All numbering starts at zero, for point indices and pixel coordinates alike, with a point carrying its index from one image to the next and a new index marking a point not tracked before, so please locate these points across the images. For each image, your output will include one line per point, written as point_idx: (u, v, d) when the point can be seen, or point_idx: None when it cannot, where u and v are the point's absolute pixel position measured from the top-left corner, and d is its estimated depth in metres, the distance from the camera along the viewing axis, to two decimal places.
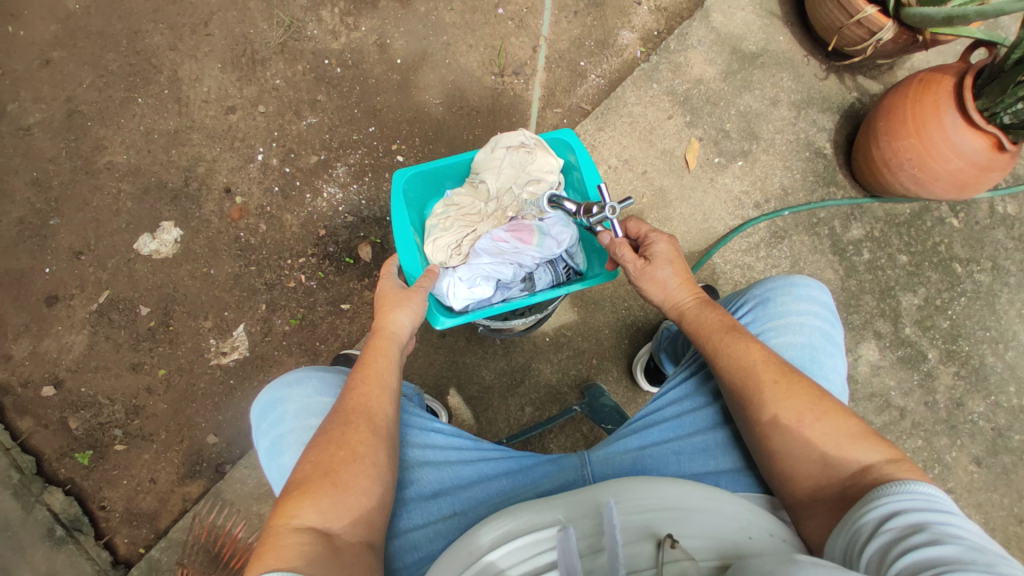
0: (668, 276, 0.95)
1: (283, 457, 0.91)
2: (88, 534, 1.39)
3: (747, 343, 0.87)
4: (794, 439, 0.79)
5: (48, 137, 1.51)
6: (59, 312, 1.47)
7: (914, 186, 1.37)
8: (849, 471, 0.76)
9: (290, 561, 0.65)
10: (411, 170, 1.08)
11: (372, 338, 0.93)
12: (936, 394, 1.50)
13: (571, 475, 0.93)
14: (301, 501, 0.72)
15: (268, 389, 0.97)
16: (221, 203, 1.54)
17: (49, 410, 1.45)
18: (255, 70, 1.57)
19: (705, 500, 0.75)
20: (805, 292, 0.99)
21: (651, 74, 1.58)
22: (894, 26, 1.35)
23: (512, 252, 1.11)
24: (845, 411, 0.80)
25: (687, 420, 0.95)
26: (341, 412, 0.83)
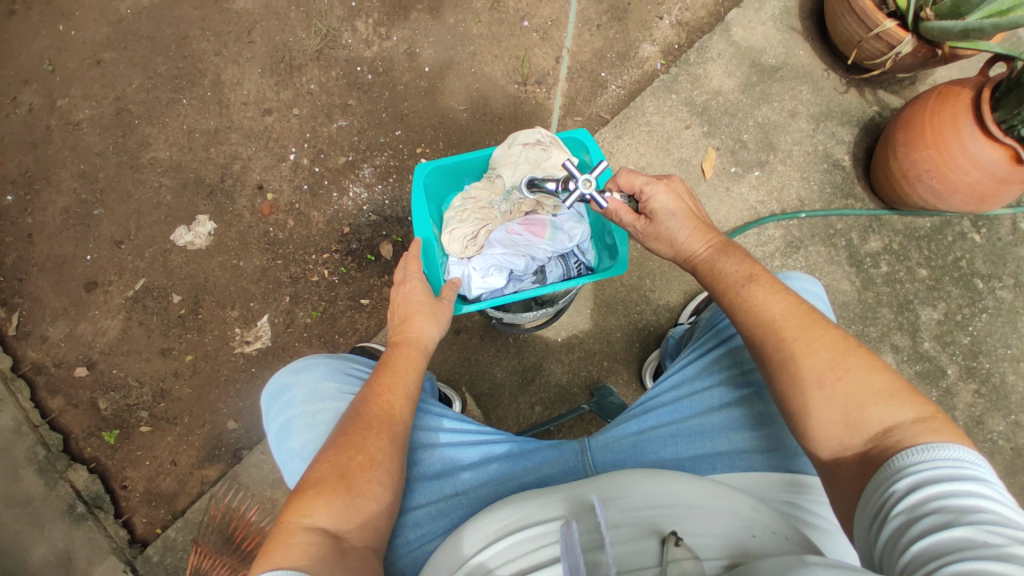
0: (675, 228, 0.99)
1: (292, 440, 0.97)
2: (108, 512, 1.46)
3: (766, 295, 0.87)
4: (814, 397, 0.78)
5: (98, 133, 1.62)
6: (97, 297, 1.56)
7: (932, 197, 1.37)
8: (872, 431, 0.73)
9: (296, 557, 0.66)
10: (432, 164, 1.13)
11: (399, 347, 0.97)
12: (955, 411, 1.47)
13: (570, 460, 0.96)
14: (315, 500, 0.74)
15: (277, 376, 1.03)
16: (253, 199, 1.62)
17: (82, 389, 1.53)
18: (292, 75, 1.67)
19: (708, 497, 0.76)
20: (798, 284, 1.02)
21: (670, 86, 1.62)
22: (913, 40, 1.36)
23: (525, 245, 1.16)
24: (873, 364, 0.78)
25: (685, 405, 0.97)
26: (365, 412, 0.86)
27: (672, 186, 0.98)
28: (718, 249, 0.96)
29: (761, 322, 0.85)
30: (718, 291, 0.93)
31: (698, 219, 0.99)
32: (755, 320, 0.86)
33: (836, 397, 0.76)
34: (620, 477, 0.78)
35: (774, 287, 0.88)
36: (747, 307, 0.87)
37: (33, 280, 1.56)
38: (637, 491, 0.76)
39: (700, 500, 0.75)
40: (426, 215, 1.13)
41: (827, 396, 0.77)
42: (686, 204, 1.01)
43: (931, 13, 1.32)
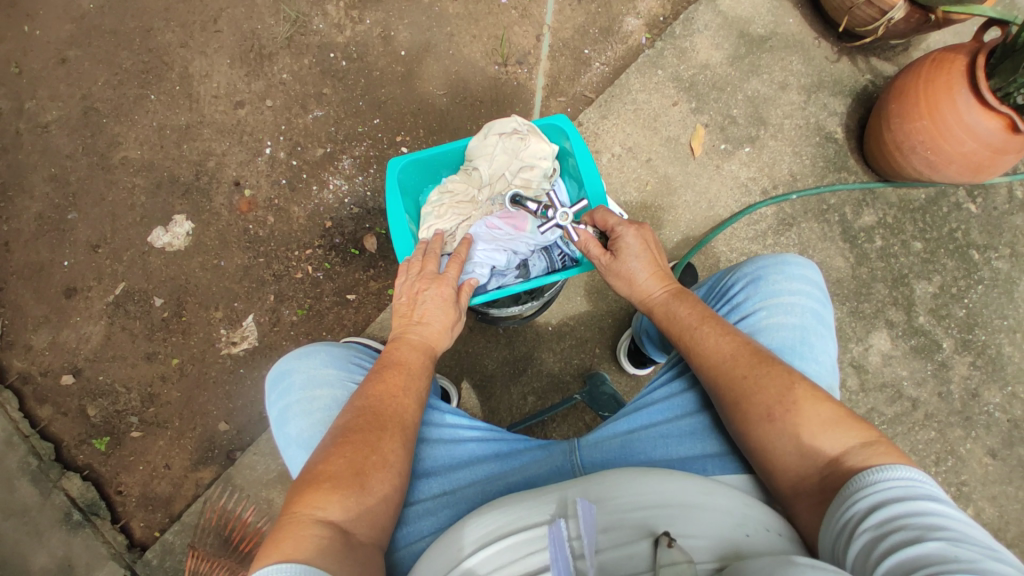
0: (636, 270, 0.98)
1: (291, 425, 0.93)
2: (105, 518, 1.45)
3: (719, 333, 0.88)
4: (768, 432, 0.79)
5: (67, 134, 1.56)
6: (78, 303, 1.53)
7: (927, 169, 1.33)
8: (826, 458, 0.75)
9: (306, 554, 0.65)
10: (404, 160, 1.08)
11: (412, 348, 0.94)
12: (951, 385, 1.46)
13: (559, 459, 0.94)
14: (329, 495, 0.73)
15: (280, 360, 1.00)
16: (231, 196, 1.57)
17: (69, 397, 1.51)
18: (262, 64, 1.60)
19: (700, 493, 0.74)
20: (797, 271, 0.97)
21: (655, 60, 1.56)
22: (906, 5, 1.31)
23: (507, 239, 1.11)
24: (818, 394, 0.79)
25: (675, 402, 0.95)
26: (376, 414, 0.83)
27: (641, 232, 1.00)
28: (674, 293, 0.96)
29: (710, 360, 0.87)
30: (672, 338, 0.93)
31: (657, 264, 1.00)
32: (706, 362, 0.87)
33: (789, 430, 0.78)
34: (614, 475, 0.75)
35: (723, 329, 0.88)
36: (697, 346, 0.88)
37: (11, 288, 1.52)
38: (629, 491, 0.73)
39: (693, 497, 0.73)
40: (402, 212, 1.09)
41: (778, 430, 0.78)
42: (650, 252, 1.01)
43: None
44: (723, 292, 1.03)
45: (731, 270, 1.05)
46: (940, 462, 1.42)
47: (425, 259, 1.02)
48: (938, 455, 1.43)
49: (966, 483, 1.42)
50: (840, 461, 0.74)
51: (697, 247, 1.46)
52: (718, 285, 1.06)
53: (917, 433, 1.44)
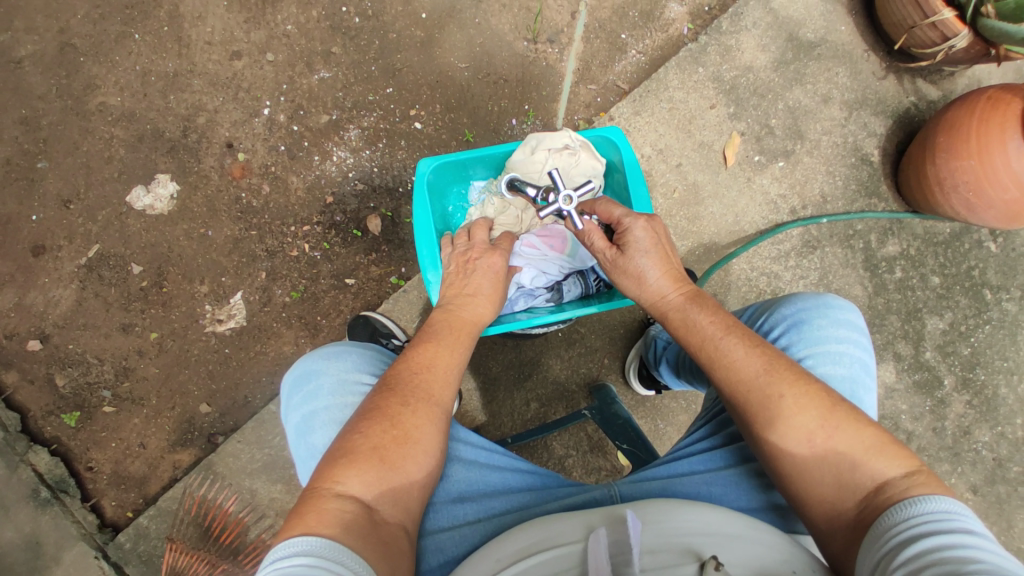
0: (646, 268, 0.91)
1: (316, 435, 0.80)
2: (74, 496, 1.36)
3: (746, 347, 0.82)
4: (806, 460, 0.75)
5: (38, 71, 1.37)
6: (47, 263, 1.38)
7: (964, 210, 1.28)
8: (865, 489, 0.72)
9: (329, 527, 0.62)
10: (436, 160, 1.09)
11: (451, 321, 0.87)
12: (946, 421, 1.47)
13: (596, 493, 0.87)
14: (348, 470, 0.68)
15: (304, 358, 0.87)
16: (222, 158, 1.42)
17: (36, 364, 1.38)
18: (265, 12, 1.43)
19: (750, 527, 0.73)
20: (841, 315, 0.94)
21: (697, 57, 1.46)
22: (969, 35, 1.23)
23: (543, 260, 1.12)
24: (858, 418, 0.76)
25: (716, 454, 0.91)
26: (402, 387, 0.77)
27: (651, 224, 0.93)
28: (690, 298, 0.89)
29: (741, 380, 0.80)
30: (691, 348, 0.87)
31: (670, 263, 0.92)
32: (734, 378, 0.81)
33: (826, 457, 0.74)
34: (660, 502, 0.75)
35: (750, 342, 0.83)
36: (722, 363, 0.82)
37: None
38: (675, 517, 0.72)
39: (740, 529, 0.72)
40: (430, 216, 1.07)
41: (817, 459, 0.74)
42: (660, 244, 0.93)
43: (991, 10, 1.17)
44: (758, 333, 0.97)
45: (764, 308, 0.99)
46: None
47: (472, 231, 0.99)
48: None
49: None
50: (881, 490, 0.71)
51: (719, 263, 1.40)
52: (751, 322, 1.01)
53: None
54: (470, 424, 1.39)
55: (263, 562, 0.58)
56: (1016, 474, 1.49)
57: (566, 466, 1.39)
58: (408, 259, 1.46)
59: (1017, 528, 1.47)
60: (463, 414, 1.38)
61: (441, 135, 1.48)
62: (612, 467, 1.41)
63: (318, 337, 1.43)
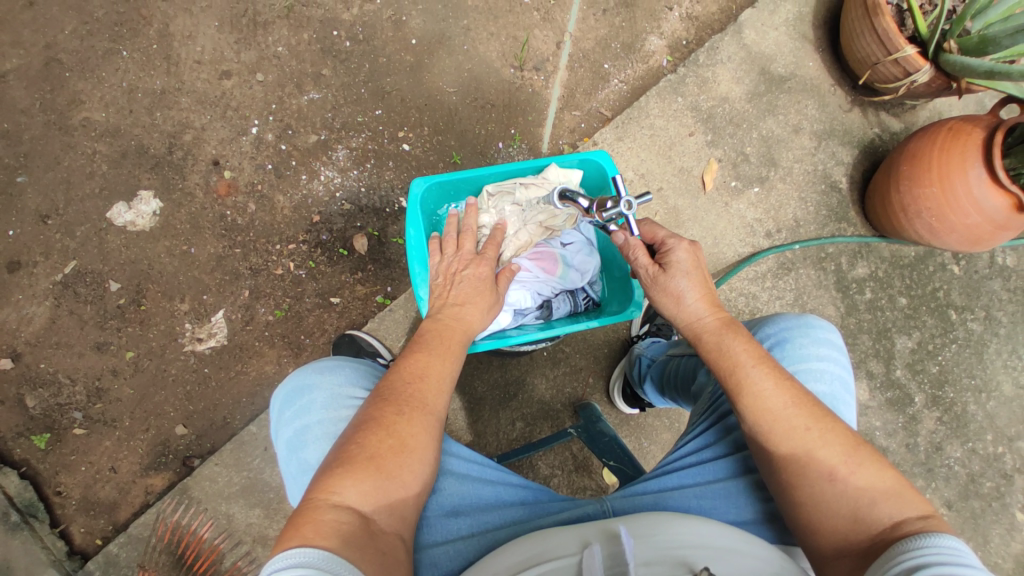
0: (685, 289, 0.95)
1: (308, 450, 0.78)
2: (42, 522, 1.29)
3: (776, 378, 0.86)
4: (826, 492, 0.80)
5: (21, 85, 1.36)
6: (21, 279, 1.34)
7: (928, 235, 1.35)
8: (880, 527, 0.76)
9: (326, 538, 0.62)
10: (431, 179, 1.09)
11: (441, 329, 0.87)
12: (918, 437, 1.52)
13: (588, 508, 0.88)
14: (345, 478, 0.68)
15: (295, 373, 0.84)
16: (208, 175, 1.42)
17: (5, 384, 1.32)
18: (256, 33, 1.45)
19: (737, 540, 0.75)
20: (823, 334, 0.97)
21: (676, 87, 1.53)
22: (931, 70, 1.32)
23: (536, 283, 1.11)
24: (879, 461, 0.81)
25: (708, 468, 0.93)
26: (394, 396, 0.77)
27: (694, 249, 0.98)
28: (725, 323, 0.93)
29: (768, 410, 0.84)
30: (721, 370, 0.90)
31: (706, 288, 0.96)
32: (762, 406, 0.85)
33: (849, 490, 0.79)
34: (652, 517, 0.77)
35: (779, 374, 0.87)
36: (750, 389, 0.86)
37: None
38: (668, 532, 0.74)
39: (730, 543, 0.74)
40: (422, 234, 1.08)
41: (838, 494, 0.79)
42: (699, 270, 0.98)
43: (954, 46, 1.27)
44: None
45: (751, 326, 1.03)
46: None
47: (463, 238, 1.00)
48: None
49: None
50: (897, 529, 0.75)
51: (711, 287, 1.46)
52: None
53: None
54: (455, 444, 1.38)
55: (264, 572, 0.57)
56: (987, 489, 1.54)
57: (551, 486, 1.39)
58: (394, 278, 1.47)
59: (990, 541, 1.51)
60: (450, 434, 1.37)
61: (429, 156, 1.51)
62: (597, 487, 1.41)
63: (302, 356, 1.42)
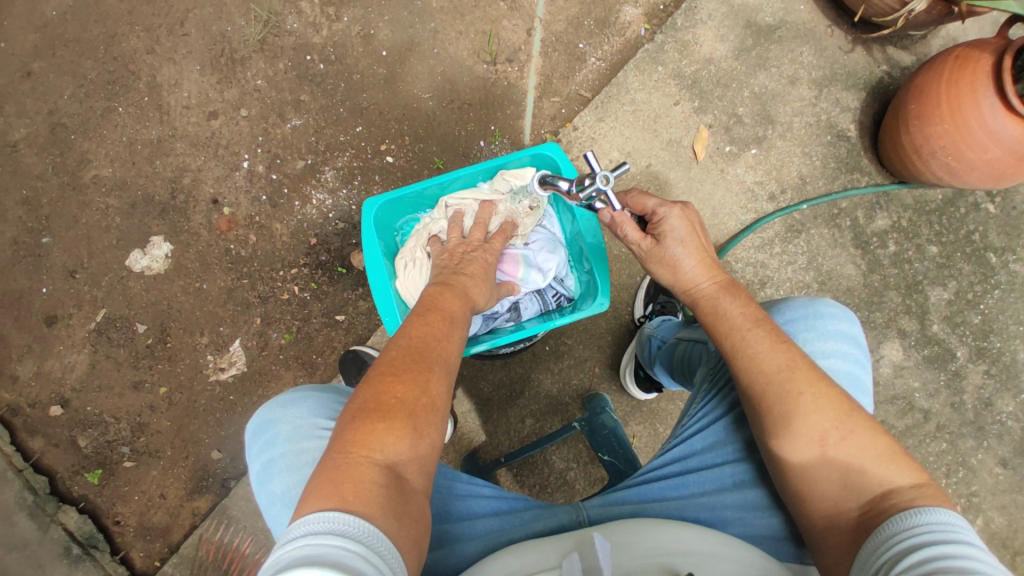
0: (682, 256, 0.91)
1: (274, 482, 0.81)
2: (104, 550, 1.42)
3: (775, 342, 0.81)
4: (818, 458, 0.75)
5: (34, 153, 1.48)
6: (60, 331, 1.47)
7: (947, 175, 1.23)
8: (869, 495, 0.73)
9: (366, 503, 0.60)
10: (379, 200, 1.11)
11: (445, 297, 0.84)
12: (964, 395, 1.41)
13: (563, 517, 0.87)
14: (384, 436, 0.66)
15: (261, 409, 0.88)
16: (209, 214, 1.50)
17: (59, 428, 1.46)
18: (235, 70, 1.50)
19: (719, 542, 0.74)
20: (832, 326, 0.90)
21: (655, 56, 1.46)
22: None
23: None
24: (873, 426, 0.76)
25: (692, 479, 0.89)
26: (419, 349, 0.74)
27: (686, 212, 0.92)
28: (723, 286, 0.90)
29: (763, 372, 0.80)
30: (717, 335, 0.87)
31: (704, 250, 0.92)
32: (757, 369, 0.80)
33: (839, 457, 0.74)
34: (630, 523, 0.76)
35: (778, 336, 0.82)
36: (745, 354, 0.82)
37: None
38: (648, 536, 0.74)
39: (712, 547, 0.73)
40: (378, 254, 1.10)
41: (831, 457, 0.75)
42: (696, 235, 0.93)
43: None
44: None
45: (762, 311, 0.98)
46: (950, 474, 1.38)
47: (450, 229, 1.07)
48: (949, 467, 1.39)
49: (976, 494, 1.39)
50: (885, 498, 0.71)
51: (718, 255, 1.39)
52: None
53: (928, 446, 1.39)
54: (468, 446, 1.40)
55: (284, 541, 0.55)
56: None
57: (568, 479, 1.39)
58: None
59: None
60: (462, 436, 1.40)
61: (413, 166, 1.52)
62: None
63: (316, 375, 1.48)
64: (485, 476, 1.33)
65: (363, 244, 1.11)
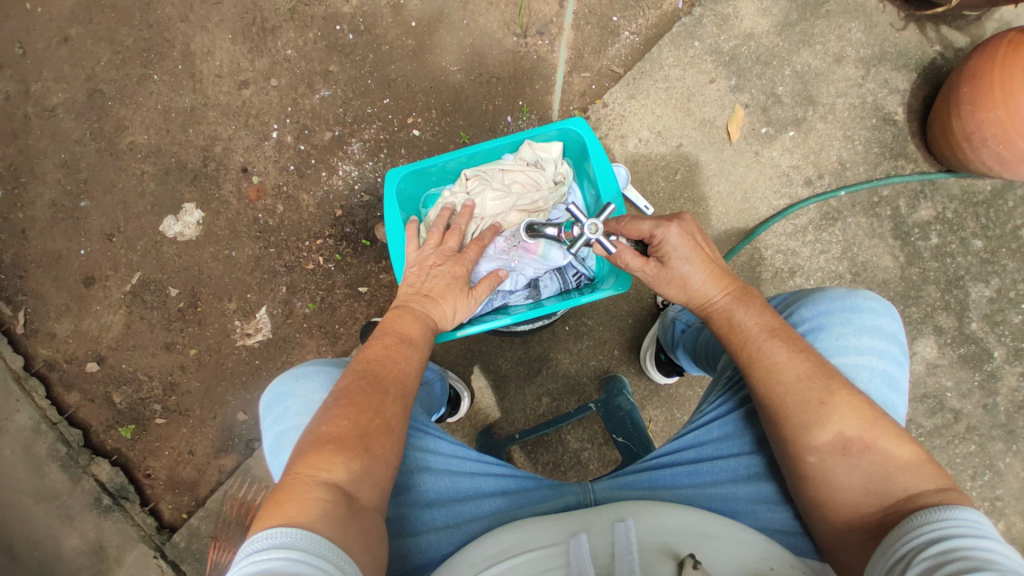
0: (690, 274, 0.88)
1: (286, 453, 0.85)
2: (134, 501, 1.50)
3: (791, 352, 0.79)
4: (837, 465, 0.73)
5: (72, 118, 1.53)
6: (97, 292, 1.53)
7: (997, 166, 1.21)
8: (893, 499, 0.70)
9: (308, 517, 0.62)
10: (403, 170, 1.12)
11: (405, 317, 0.89)
12: (997, 397, 1.35)
13: (570, 498, 0.90)
14: (333, 456, 0.69)
15: (276, 381, 0.91)
16: (239, 182, 1.52)
17: (95, 384, 1.54)
18: (265, 40, 1.51)
19: (725, 527, 0.76)
20: (868, 321, 0.87)
21: (692, 31, 1.41)
22: None
23: (514, 259, 1.13)
24: (901, 433, 0.73)
25: (704, 468, 0.89)
26: (372, 374, 0.79)
27: (686, 227, 0.90)
28: (737, 297, 0.87)
29: (780, 380, 0.78)
30: (732, 347, 0.85)
31: (712, 263, 0.89)
32: (772, 380, 0.79)
33: (860, 464, 0.72)
34: (640, 505, 0.79)
35: (796, 345, 0.80)
36: (763, 362, 0.80)
37: (31, 277, 1.53)
38: (654, 516, 0.77)
39: (714, 528, 0.76)
40: (400, 224, 1.10)
41: (851, 465, 0.73)
42: (700, 247, 0.90)
43: None
44: None
45: (790, 303, 0.95)
46: (976, 478, 1.33)
47: (446, 235, 1.02)
48: (975, 470, 1.34)
49: (1001, 498, 1.34)
50: (909, 501, 0.69)
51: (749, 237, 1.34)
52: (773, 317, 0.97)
53: (955, 447, 1.34)
54: (484, 421, 1.41)
55: (230, 566, 0.56)
56: None
57: (582, 459, 1.39)
58: None
59: None
60: (477, 411, 1.41)
61: (439, 140, 1.51)
62: None
63: (338, 345, 1.50)
64: (500, 451, 1.36)
65: (385, 213, 1.12)
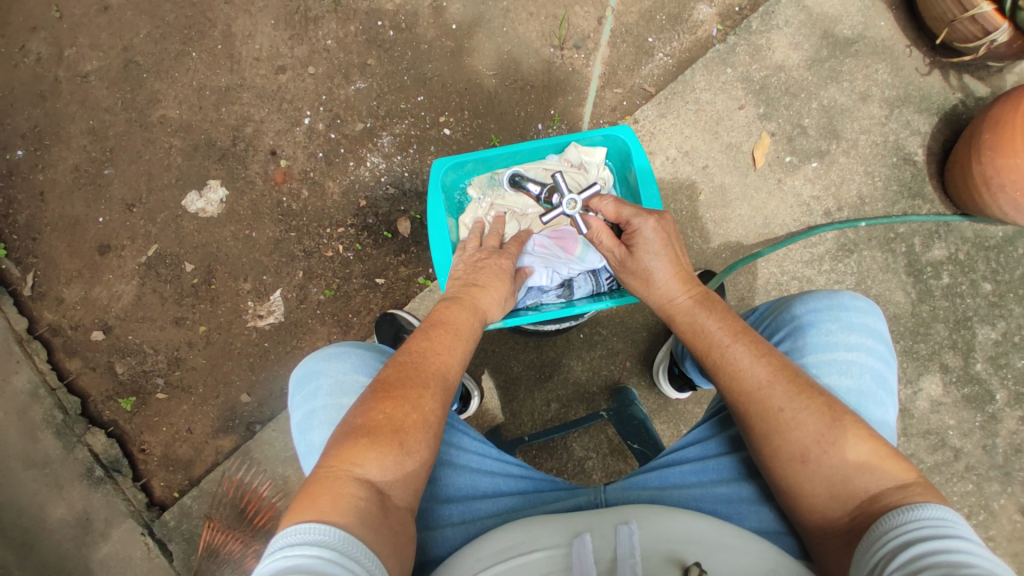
0: (654, 268, 0.92)
1: (314, 433, 0.84)
2: (126, 475, 1.47)
3: (749, 354, 0.81)
4: (801, 474, 0.74)
5: (105, 86, 1.53)
6: (111, 261, 1.52)
7: (1012, 211, 1.25)
8: (858, 500, 0.71)
9: (342, 514, 0.63)
10: (449, 161, 1.14)
11: (447, 306, 0.90)
12: (997, 438, 1.37)
13: (582, 499, 0.89)
14: (367, 451, 0.69)
15: (307, 359, 0.92)
16: (266, 165, 1.53)
17: (98, 353, 1.52)
18: (307, 28, 1.53)
19: (733, 536, 0.76)
20: (856, 319, 0.89)
21: (725, 58, 1.45)
22: (1010, 29, 1.23)
23: (552, 259, 1.15)
24: (861, 428, 0.73)
25: (710, 466, 0.91)
26: (409, 363, 0.79)
27: (660, 223, 0.93)
28: (699, 300, 0.89)
29: (742, 390, 0.80)
30: (698, 354, 0.87)
31: (680, 265, 0.92)
32: (738, 386, 0.81)
33: (823, 470, 0.73)
34: (646, 509, 0.79)
35: (756, 349, 0.81)
36: (726, 369, 0.82)
37: (44, 240, 1.52)
38: (659, 520, 0.76)
39: (722, 538, 0.75)
40: (442, 213, 1.12)
41: (812, 470, 0.74)
42: (671, 245, 0.93)
43: None
44: (768, 331, 0.96)
45: (780, 304, 0.97)
46: (972, 517, 1.34)
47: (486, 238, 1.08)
48: (971, 509, 1.35)
49: (993, 538, 1.35)
50: (874, 501, 0.70)
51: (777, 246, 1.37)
52: (765, 318, 0.99)
53: (954, 485, 1.36)
54: (490, 422, 1.41)
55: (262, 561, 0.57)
56: None
57: (586, 468, 1.39)
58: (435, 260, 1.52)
59: None
60: (484, 412, 1.41)
61: (469, 141, 1.53)
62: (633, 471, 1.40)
63: (349, 334, 1.50)
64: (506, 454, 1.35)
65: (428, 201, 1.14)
